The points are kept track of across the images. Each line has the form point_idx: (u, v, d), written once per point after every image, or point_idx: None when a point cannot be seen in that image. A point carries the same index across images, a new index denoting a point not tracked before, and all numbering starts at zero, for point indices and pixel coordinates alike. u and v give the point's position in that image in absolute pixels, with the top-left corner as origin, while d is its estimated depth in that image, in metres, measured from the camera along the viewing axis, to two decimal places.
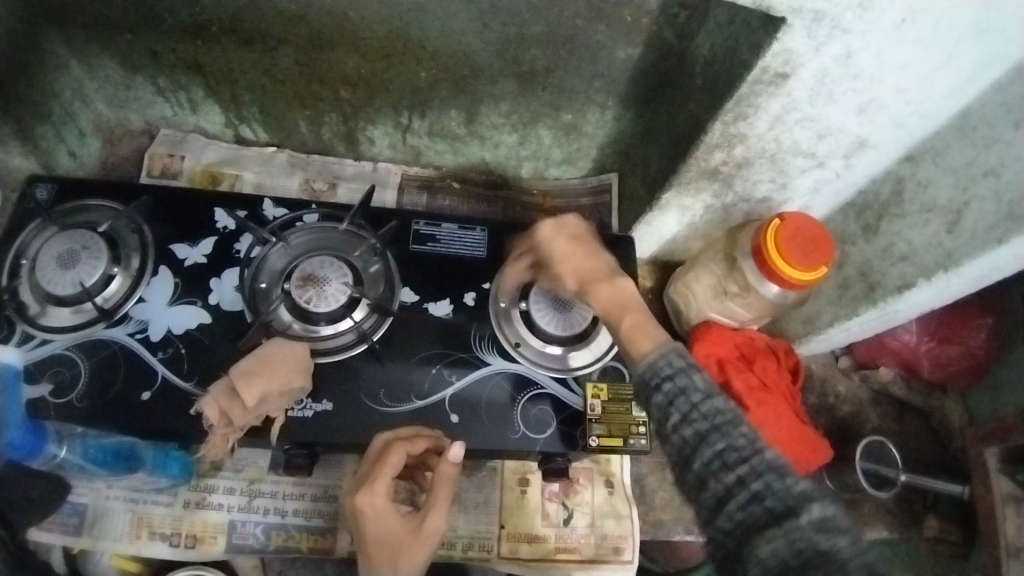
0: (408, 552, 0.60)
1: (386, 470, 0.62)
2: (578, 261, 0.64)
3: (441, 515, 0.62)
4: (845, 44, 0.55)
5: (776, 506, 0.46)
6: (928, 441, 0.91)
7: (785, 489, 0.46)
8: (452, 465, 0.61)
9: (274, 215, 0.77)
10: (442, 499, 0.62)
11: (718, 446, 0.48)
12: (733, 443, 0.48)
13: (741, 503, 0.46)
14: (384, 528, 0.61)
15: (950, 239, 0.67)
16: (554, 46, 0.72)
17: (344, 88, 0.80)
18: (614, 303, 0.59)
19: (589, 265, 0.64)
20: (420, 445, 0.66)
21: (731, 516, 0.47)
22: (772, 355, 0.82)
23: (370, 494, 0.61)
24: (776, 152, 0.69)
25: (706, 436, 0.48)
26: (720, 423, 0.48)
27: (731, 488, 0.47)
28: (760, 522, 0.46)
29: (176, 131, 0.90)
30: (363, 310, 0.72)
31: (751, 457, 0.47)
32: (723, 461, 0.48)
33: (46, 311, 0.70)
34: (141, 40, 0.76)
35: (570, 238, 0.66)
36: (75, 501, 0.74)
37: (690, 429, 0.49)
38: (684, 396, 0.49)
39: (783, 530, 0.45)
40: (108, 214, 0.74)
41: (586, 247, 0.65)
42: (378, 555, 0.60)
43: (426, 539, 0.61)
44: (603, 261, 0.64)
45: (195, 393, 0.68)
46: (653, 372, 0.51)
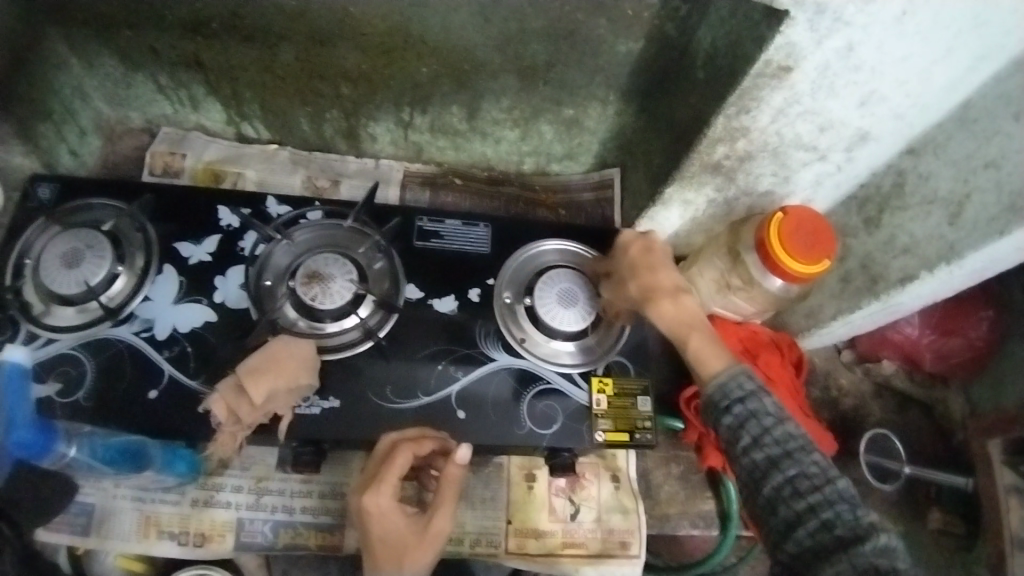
0: (414, 553, 0.61)
1: (393, 471, 0.62)
2: (649, 273, 0.68)
3: (446, 515, 0.62)
4: (846, 36, 0.56)
5: (842, 532, 0.47)
6: (931, 433, 0.91)
7: (855, 519, 0.47)
8: (459, 466, 0.62)
9: (278, 212, 0.77)
10: (446, 500, 0.63)
11: (789, 472, 0.50)
12: (804, 469, 0.50)
13: (809, 528, 0.48)
14: (389, 529, 0.61)
15: (952, 232, 0.67)
16: (556, 40, 0.72)
17: (345, 85, 0.80)
18: (683, 322, 0.64)
19: (663, 276, 0.68)
20: (426, 446, 0.66)
21: (798, 541, 0.48)
22: (775, 349, 0.84)
23: (376, 495, 0.61)
24: (778, 146, 0.69)
25: (778, 462, 0.51)
26: (791, 449, 0.51)
27: (800, 514, 0.49)
28: (824, 548, 0.47)
29: (178, 130, 0.90)
30: (368, 307, 0.72)
31: (824, 485, 0.49)
32: (793, 485, 0.50)
33: (50, 310, 0.70)
34: (141, 36, 0.76)
35: (649, 248, 0.70)
36: (83, 501, 0.74)
37: (761, 453, 0.52)
38: (756, 419, 0.53)
39: (848, 555, 0.45)
40: (112, 213, 0.74)
41: (664, 259, 0.69)
42: (383, 556, 0.61)
43: (431, 540, 0.61)
44: (674, 276, 0.68)
45: (202, 391, 0.68)
46: (724, 391, 0.55)
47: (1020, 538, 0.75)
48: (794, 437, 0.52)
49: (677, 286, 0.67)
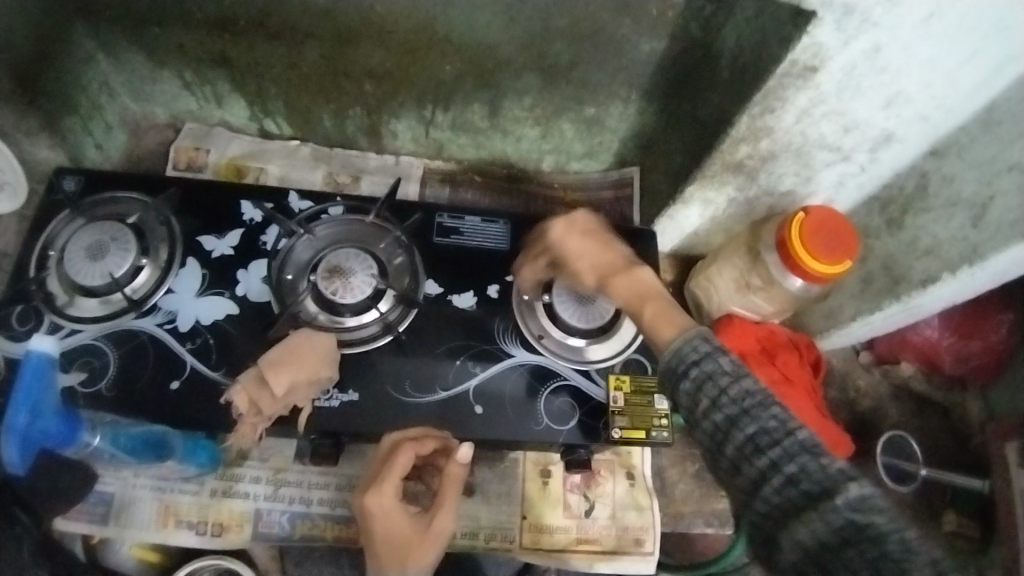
0: (416, 551, 0.61)
1: (394, 471, 0.63)
2: (591, 256, 0.67)
3: (449, 514, 0.62)
4: (874, 37, 0.56)
5: (810, 490, 0.42)
6: (951, 437, 0.91)
7: (820, 471, 0.42)
8: (461, 465, 0.62)
9: (300, 207, 0.77)
10: (449, 499, 0.63)
11: (750, 431, 0.45)
12: (763, 425, 0.45)
13: (776, 485, 0.43)
14: (392, 529, 0.61)
15: (976, 234, 0.67)
16: (579, 39, 0.72)
17: (368, 83, 0.80)
18: (636, 294, 0.60)
19: (609, 260, 0.66)
20: (428, 446, 0.66)
21: (766, 499, 0.44)
22: (793, 350, 0.83)
23: (378, 495, 0.61)
24: (801, 146, 0.69)
25: (737, 420, 0.45)
26: (750, 408, 0.45)
27: (763, 472, 0.44)
28: (796, 505, 0.43)
29: (201, 125, 0.90)
30: (388, 301, 0.72)
31: (783, 438, 0.44)
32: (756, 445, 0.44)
33: (74, 301, 0.70)
34: (169, 34, 0.77)
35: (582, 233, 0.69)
36: (103, 490, 0.75)
37: (720, 414, 0.46)
38: (712, 380, 0.47)
39: (817, 511, 0.41)
40: (136, 206, 0.75)
41: (601, 243, 0.68)
42: (386, 556, 0.61)
43: (434, 539, 0.61)
44: (619, 256, 0.66)
45: (224, 382, 0.69)
46: (679, 354, 0.49)
47: None
48: (752, 393, 0.46)
49: (627, 265, 0.64)
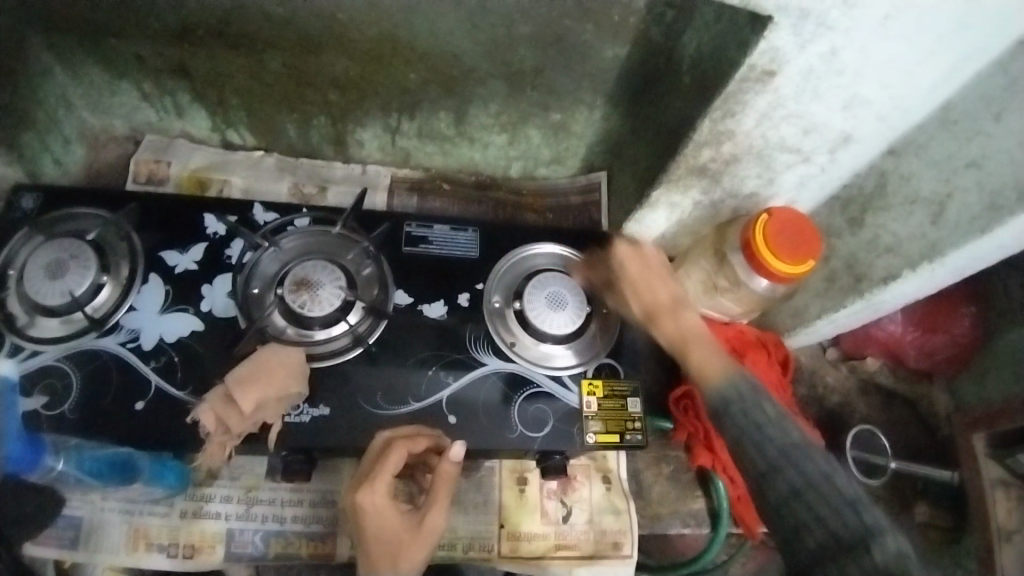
0: (408, 549, 0.61)
1: (387, 467, 0.62)
2: (647, 290, 0.70)
3: (440, 512, 0.63)
4: (830, 42, 0.57)
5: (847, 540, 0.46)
6: (917, 429, 0.92)
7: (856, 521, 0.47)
8: (453, 463, 0.63)
9: (265, 220, 0.76)
10: (442, 497, 0.63)
11: (790, 474, 0.50)
12: (804, 471, 0.50)
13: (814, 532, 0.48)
14: (384, 527, 0.61)
15: (933, 231, 0.68)
16: (543, 45, 0.72)
17: (333, 91, 0.80)
18: (681, 334, 0.66)
19: (663, 292, 0.69)
20: (420, 443, 0.66)
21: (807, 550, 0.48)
22: (762, 348, 0.85)
23: (371, 492, 0.61)
24: (763, 148, 0.70)
25: (779, 468, 0.51)
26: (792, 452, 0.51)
27: (805, 522, 0.49)
28: (829, 552, 0.47)
29: (162, 137, 0.89)
30: (357, 313, 0.72)
31: (823, 486, 0.49)
32: (798, 491, 0.49)
33: (34, 322, 0.69)
34: (126, 45, 0.75)
35: (645, 262, 0.72)
36: (70, 515, 0.73)
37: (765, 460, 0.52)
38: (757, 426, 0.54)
39: (854, 557, 0.45)
40: (96, 222, 0.73)
41: (660, 274, 0.71)
42: (378, 555, 0.61)
43: (425, 537, 0.62)
44: (672, 290, 0.70)
45: (190, 401, 0.68)
46: (723, 401, 0.56)
47: None
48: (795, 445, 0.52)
49: (679, 301, 0.69)
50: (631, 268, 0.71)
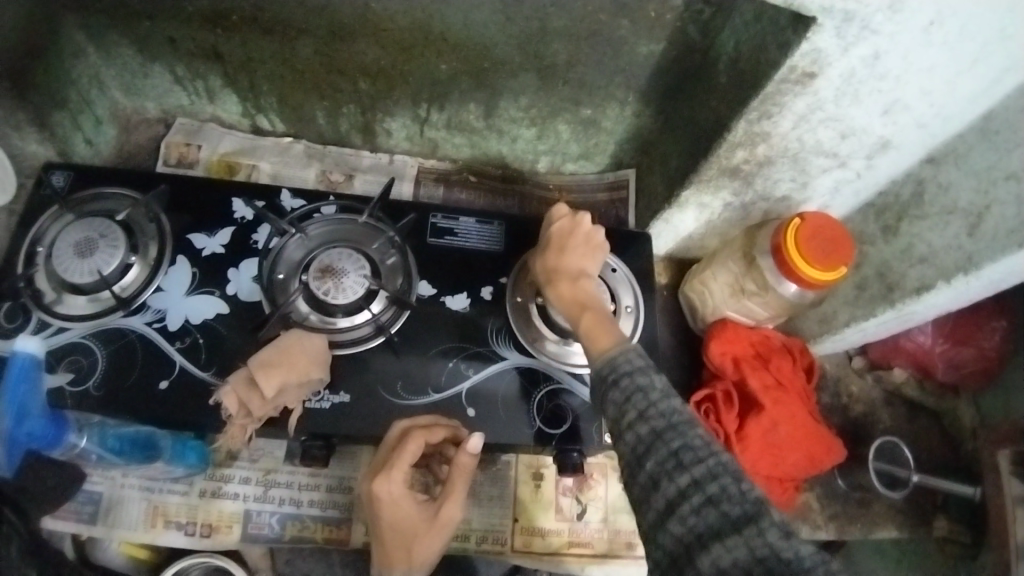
0: (422, 541, 0.62)
1: (403, 458, 0.62)
2: (561, 254, 0.70)
3: (456, 505, 0.63)
4: (873, 45, 0.55)
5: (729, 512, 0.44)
6: (940, 442, 0.91)
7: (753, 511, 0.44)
8: (470, 456, 0.62)
9: (292, 206, 0.77)
10: (458, 490, 0.64)
11: (672, 445, 0.48)
12: (686, 441, 0.48)
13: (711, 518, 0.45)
14: (398, 517, 0.62)
15: (970, 243, 0.66)
16: (576, 39, 0.71)
17: (363, 80, 0.79)
18: (579, 301, 0.66)
19: (573, 261, 0.69)
20: (438, 434, 0.65)
21: (685, 523, 0.46)
22: (786, 354, 0.82)
23: (387, 482, 0.62)
24: (798, 151, 0.69)
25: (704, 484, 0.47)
26: (679, 423, 0.49)
27: (684, 491, 0.46)
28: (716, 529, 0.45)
29: (193, 120, 0.89)
30: (380, 302, 0.72)
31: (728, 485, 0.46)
32: (677, 458, 0.47)
33: (62, 299, 0.69)
34: (159, 28, 0.75)
35: (574, 227, 0.71)
36: (91, 489, 0.73)
37: (645, 426, 0.50)
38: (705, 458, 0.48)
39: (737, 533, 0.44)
40: (126, 202, 0.74)
41: (582, 243, 0.70)
42: (394, 545, 0.62)
43: (440, 529, 0.63)
44: (587, 260, 0.69)
45: (213, 382, 0.68)
46: (611, 366, 0.55)
47: None
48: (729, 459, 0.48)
49: (585, 272, 0.69)
50: (560, 233, 0.71)
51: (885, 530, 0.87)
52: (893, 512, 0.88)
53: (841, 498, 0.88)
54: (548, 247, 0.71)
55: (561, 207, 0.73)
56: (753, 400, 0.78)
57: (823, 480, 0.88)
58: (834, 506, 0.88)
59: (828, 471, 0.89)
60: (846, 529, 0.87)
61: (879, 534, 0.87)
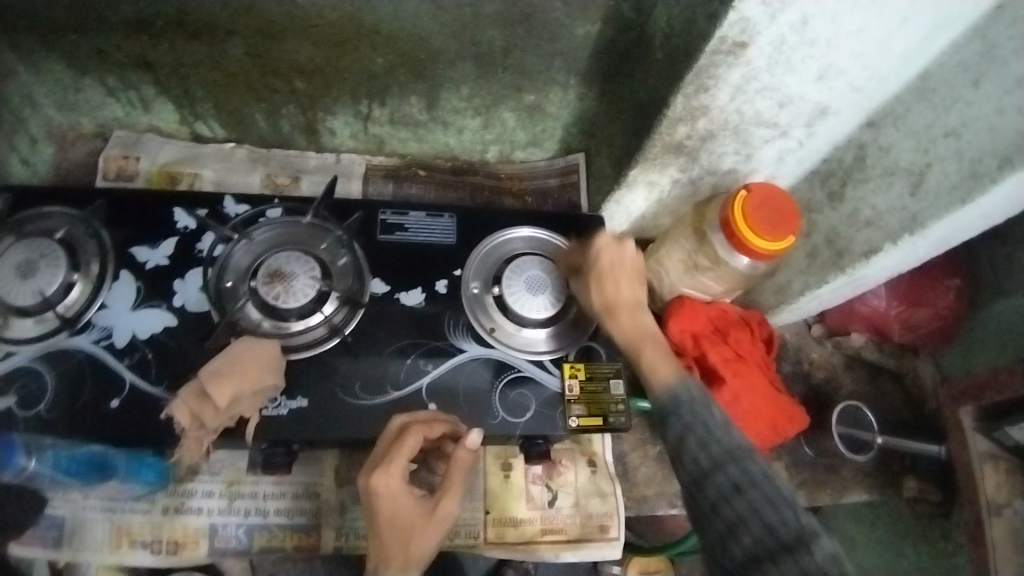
0: (420, 535, 0.60)
1: (404, 452, 0.62)
2: (611, 283, 0.68)
3: (454, 501, 0.62)
4: (801, 10, 0.55)
5: (785, 538, 0.47)
6: (904, 403, 0.91)
7: (795, 524, 0.47)
8: (469, 450, 0.62)
9: (236, 212, 0.75)
10: (455, 486, 0.62)
11: (733, 473, 0.50)
12: (746, 471, 0.50)
13: (755, 533, 0.48)
14: (397, 512, 0.60)
15: (914, 203, 0.67)
16: (511, 24, 0.71)
17: (299, 79, 0.78)
18: (639, 333, 0.64)
19: (626, 290, 0.67)
20: (437, 429, 0.65)
21: (742, 544, 0.48)
22: (745, 327, 0.83)
23: (386, 475, 0.61)
24: (739, 124, 0.69)
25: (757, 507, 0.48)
26: (736, 452, 0.51)
27: (742, 516, 0.48)
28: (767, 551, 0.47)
29: (130, 132, 0.86)
30: (333, 303, 0.71)
31: (767, 489, 0.49)
32: (738, 488, 0.49)
33: (7, 322, 0.67)
34: (87, 40, 0.73)
35: (620, 256, 0.69)
36: (53, 514, 0.71)
37: (706, 456, 0.51)
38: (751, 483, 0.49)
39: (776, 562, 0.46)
40: (64, 220, 0.72)
41: (631, 272, 0.68)
42: (392, 541, 0.60)
43: (437, 524, 0.61)
44: (639, 290, 0.67)
45: (164, 397, 0.67)
46: (673, 399, 0.55)
47: (997, 503, 0.75)
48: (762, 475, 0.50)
49: (640, 300, 0.67)
50: (607, 268, 0.68)
51: (856, 493, 0.88)
52: (861, 474, 0.88)
53: (809, 465, 0.88)
54: (596, 280, 0.69)
55: (605, 234, 0.70)
56: (714, 374, 0.78)
57: (790, 448, 0.89)
58: (802, 472, 0.88)
59: (795, 439, 0.89)
60: (817, 495, 0.87)
61: (851, 498, 0.88)
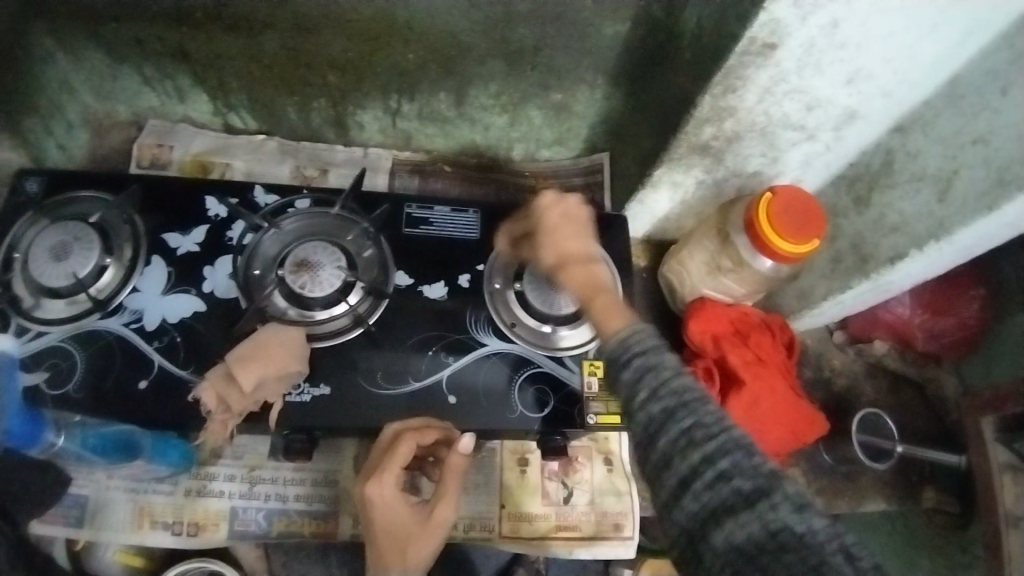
0: (417, 542, 0.61)
1: (396, 461, 0.62)
2: (560, 238, 0.65)
3: (449, 507, 0.63)
4: (832, 13, 0.55)
5: (744, 488, 0.42)
6: (926, 412, 0.91)
7: (753, 468, 0.42)
8: (461, 457, 0.62)
9: (266, 202, 0.76)
10: (450, 492, 0.63)
11: (683, 422, 0.44)
12: (698, 417, 0.45)
13: (708, 483, 0.43)
14: (393, 520, 0.61)
15: (941, 209, 0.66)
16: (541, 23, 0.72)
17: (331, 73, 0.79)
18: (588, 279, 0.60)
19: (575, 243, 0.64)
20: (430, 436, 0.65)
21: (696, 498, 0.43)
22: (767, 330, 0.82)
23: (380, 485, 0.61)
24: (766, 126, 0.69)
25: (711, 458, 0.43)
26: (689, 399, 0.45)
27: (696, 468, 0.43)
28: (725, 506, 0.42)
29: (164, 121, 0.88)
30: (358, 294, 0.72)
31: (719, 433, 0.44)
32: (690, 438, 0.44)
33: (41, 303, 0.69)
34: (126, 29, 0.75)
35: (566, 212, 0.67)
36: (77, 493, 0.72)
37: (658, 405, 0.46)
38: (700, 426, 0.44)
39: (737, 518, 0.41)
40: (98, 205, 0.74)
41: (578, 227, 0.66)
42: (389, 549, 0.61)
43: (433, 531, 0.62)
44: (587, 241, 0.65)
45: (192, 379, 0.68)
46: (618, 339, 0.50)
47: (1016, 515, 0.75)
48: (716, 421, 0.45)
49: (589, 253, 0.64)
50: (552, 221, 0.66)
51: (873, 502, 0.88)
52: (879, 482, 0.88)
53: (827, 471, 0.88)
54: (544, 236, 0.66)
55: (550, 192, 0.68)
56: (734, 376, 0.78)
57: (808, 454, 0.88)
58: (819, 479, 0.88)
59: (813, 445, 0.89)
60: (834, 503, 0.87)
61: (867, 507, 0.88)
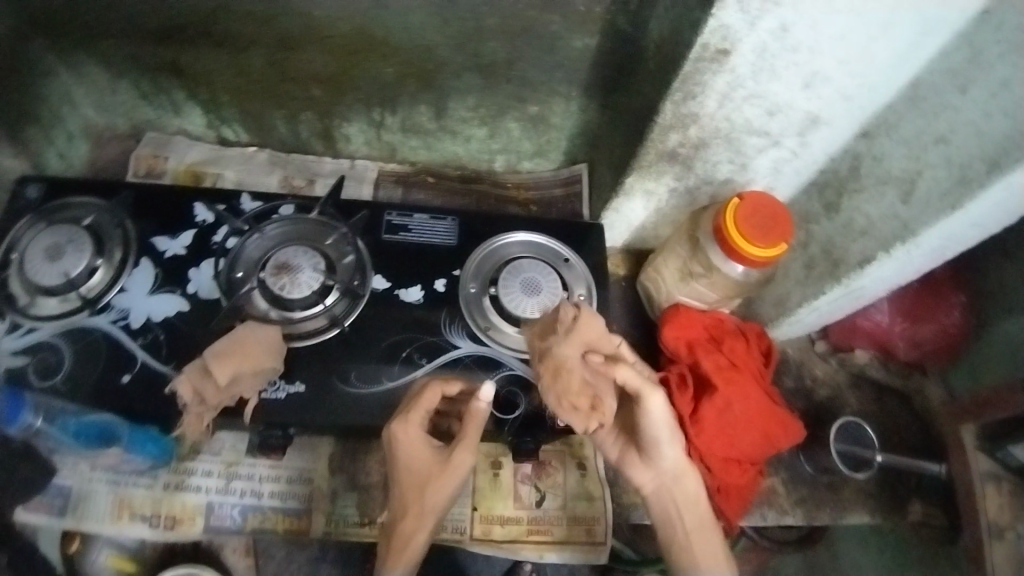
0: (435, 484, 0.64)
1: (425, 406, 0.66)
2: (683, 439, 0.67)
3: (467, 452, 0.65)
4: (779, 17, 0.57)
5: None
6: (912, 425, 0.88)
7: None
8: (482, 404, 0.64)
9: (250, 208, 0.80)
10: (470, 437, 0.65)
11: None
12: None
13: None
14: (416, 462, 0.65)
15: (906, 210, 0.67)
16: (510, 36, 0.75)
17: (314, 87, 0.83)
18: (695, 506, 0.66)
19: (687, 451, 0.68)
20: (455, 387, 0.69)
21: None
22: (740, 337, 0.83)
23: (407, 427, 0.65)
24: (729, 132, 0.71)
25: None
26: None
27: None
28: None
29: (161, 134, 0.92)
30: (334, 295, 0.75)
31: None
32: None
33: (35, 301, 0.73)
34: (120, 45, 0.79)
35: None
36: (60, 484, 0.74)
37: None
38: None
39: None
40: (93, 210, 0.77)
41: None
42: (410, 487, 0.64)
43: (451, 473, 0.64)
44: None
45: (170, 374, 0.71)
46: None
47: (999, 527, 0.72)
48: None
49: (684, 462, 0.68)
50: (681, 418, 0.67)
51: (857, 514, 0.85)
52: (863, 495, 0.86)
53: (808, 483, 0.87)
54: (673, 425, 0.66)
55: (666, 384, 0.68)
56: (707, 381, 0.78)
57: (788, 463, 0.87)
58: (800, 490, 0.86)
59: (793, 455, 0.88)
60: (815, 515, 0.85)
61: (851, 519, 0.86)
